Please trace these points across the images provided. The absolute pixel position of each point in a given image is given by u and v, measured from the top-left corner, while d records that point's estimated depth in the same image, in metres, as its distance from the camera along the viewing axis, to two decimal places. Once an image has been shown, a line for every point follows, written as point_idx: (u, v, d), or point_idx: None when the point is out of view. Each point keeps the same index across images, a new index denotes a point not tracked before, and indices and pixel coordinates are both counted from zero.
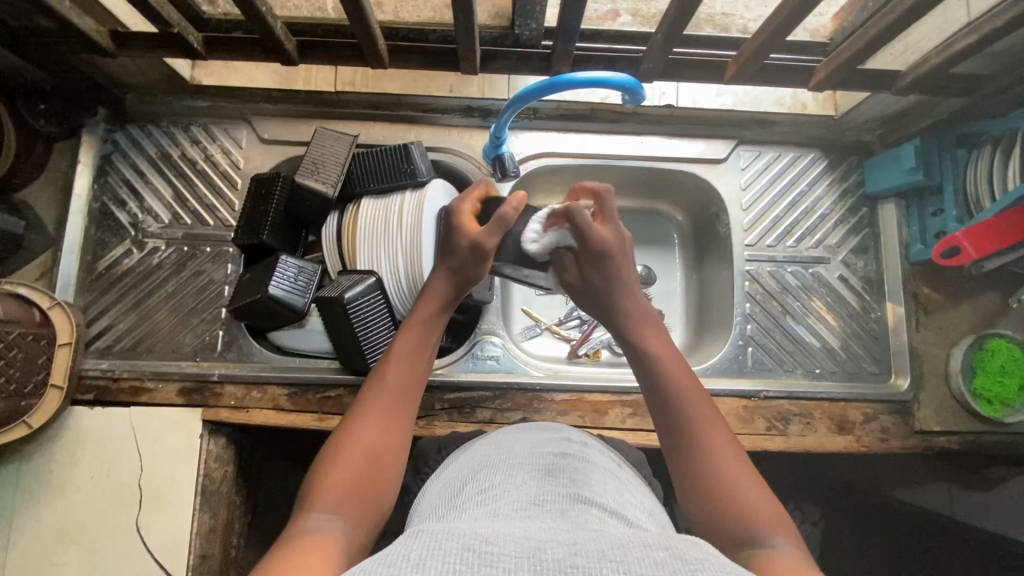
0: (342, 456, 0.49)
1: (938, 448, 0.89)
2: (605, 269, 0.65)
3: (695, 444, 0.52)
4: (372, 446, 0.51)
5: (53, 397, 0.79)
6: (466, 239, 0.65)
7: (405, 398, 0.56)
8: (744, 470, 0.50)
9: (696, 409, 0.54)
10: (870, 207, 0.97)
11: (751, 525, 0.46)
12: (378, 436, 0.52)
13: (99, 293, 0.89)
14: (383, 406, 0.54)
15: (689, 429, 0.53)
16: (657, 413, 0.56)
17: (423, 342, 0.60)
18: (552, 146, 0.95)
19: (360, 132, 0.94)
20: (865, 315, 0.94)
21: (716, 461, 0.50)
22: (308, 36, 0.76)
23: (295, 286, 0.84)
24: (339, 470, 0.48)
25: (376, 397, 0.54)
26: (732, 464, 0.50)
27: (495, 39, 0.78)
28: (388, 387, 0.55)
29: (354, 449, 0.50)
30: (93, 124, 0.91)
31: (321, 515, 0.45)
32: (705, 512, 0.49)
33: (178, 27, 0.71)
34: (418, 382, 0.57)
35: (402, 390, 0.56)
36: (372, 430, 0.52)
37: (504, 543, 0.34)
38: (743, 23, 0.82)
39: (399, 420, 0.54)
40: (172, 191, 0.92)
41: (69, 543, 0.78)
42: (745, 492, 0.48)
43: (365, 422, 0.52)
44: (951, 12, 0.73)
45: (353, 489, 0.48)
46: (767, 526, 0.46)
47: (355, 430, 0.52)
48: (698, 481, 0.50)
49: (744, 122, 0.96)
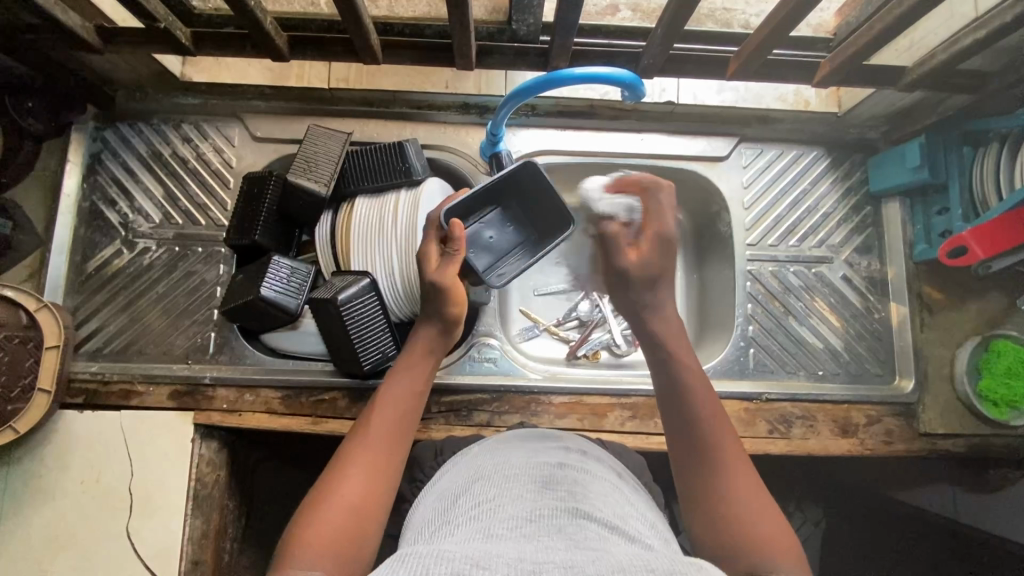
0: (324, 509, 0.47)
1: (942, 451, 0.87)
2: (666, 257, 0.63)
3: (706, 463, 0.51)
4: (357, 492, 0.49)
5: (41, 401, 0.78)
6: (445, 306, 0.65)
7: (394, 447, 0.54)
8: (753, 491, 0.49)
9: (711, 426, 0.53)
10: (873, 205, 0.96)
11: (759, 551, 0.45)
12: (365, 485, 0.50)
13: (89, 294, 0.88)
14: (370, 452, 0.52)
15: (703, 444, 0.52)
16: (670, 423, 0.55)
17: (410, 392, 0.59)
18: (551, 144, 0.93)
19: (354, 129, 0.92)
20: (869, 315, 0.93)
21: (727, 482, 0.49)
22: (301, 31, 0.75)
23: (287, 287, 0.82)
24: (321, 523, 0.46)
25: (364, 445, 0.53)
26: (743, 486, 0.49)
27: (492, 35, 0.76)
28: (370, 436, 0.54)
29: (341, 500, 0.48)
30: (82, 122, 0.90)
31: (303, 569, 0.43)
32: (710, 535, 0.48)
33: (164, 23, 0.69)
34: (407, 429, 0.56)
35: (390, 438, 0.54)
36: (355, 478, 0.50)
37: (496, 567, 0.32)
38: (744, 18, 0.79)
39: (385, 469, 0.52)
40: (163, 190, 0.91)
41: (59, 550, 0.77)
42: (753, 515, 0.47)
43: (351, 468, 0.51)
44: (958, 8, 0.71)
45: (337, 542, 0.45)
46: (774, 552, 0.45)
47: (341, 478, 0.50)
48: (707, 503, 0.49)
49: (746, 120, 0.95)
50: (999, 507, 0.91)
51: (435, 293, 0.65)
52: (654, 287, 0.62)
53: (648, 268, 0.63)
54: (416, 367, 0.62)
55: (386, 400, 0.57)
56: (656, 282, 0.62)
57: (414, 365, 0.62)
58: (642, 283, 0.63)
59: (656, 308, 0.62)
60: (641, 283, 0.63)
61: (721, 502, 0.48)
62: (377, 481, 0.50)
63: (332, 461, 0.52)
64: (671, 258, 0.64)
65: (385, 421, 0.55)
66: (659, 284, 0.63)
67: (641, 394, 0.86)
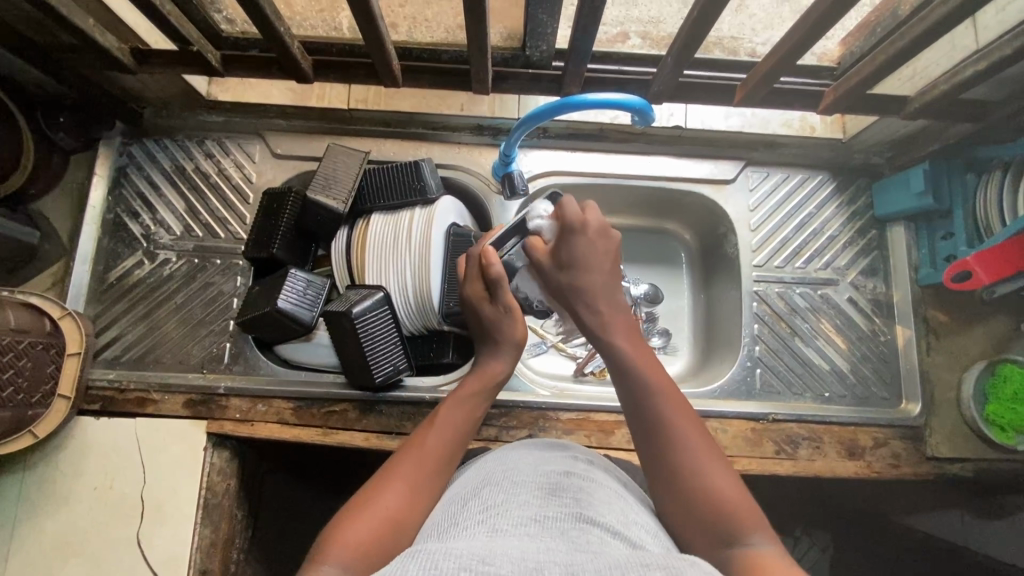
0: (365, 514, 0.48)
1: (950, 475, 0.87)
2: (572, 245, 0.65)
3: (657, 431, 0.54)
4: (397, 505, 0.50)
5: (61, 406, 0.80)
6: (515, 328, 0.69)
7: (438, 471, 0.55)
8: (710, 454, 0.52)
9: (669, 411, 0.54)
10: (879, 229, 0.97)
11: (719, 513, 0.47)
12: (407, 499, 0.51)
13: (110, 303, 0.90)
14: (415, 472, 0.53)
15: (662, 428, 0.54)
16: (622, 396, 0.58)
17: (458, 423, 0.61)
18: (561, 164, 0.96)
19: (371, 148, 0.95)
20: (875, 338, 0.94)
21: (685, 446, 0.52)
22: (323, 54, 0.78)
23: (303, 299, 0.84)
24: (360, 524, 0.47)
25: (411, 461, 0.55)
26: (702, 452, 0.52)
27: (506, 60, 0.79)
28: (416, 456, 0.55)
29: (383, 508, 0.49)
30: (110, 137, 0.93)
31: (336, 567, 0.44)
32: (677, 508, 0.50)
33: (196, 46, 0.73)
34: (453, 459, 0.57)
35: (436, 460, 0.55)
36: (397, 491, 0.51)
37: (501, 564, 0.34)
38: (751, 47, 0.81)
39: (427, 487, 0.53)
40: (185, 204, 0.93)
41: (70, 555, 0.77)
42: (708, 475, 0.50)
43: (393, 483, 0.52)
44: (959, 40, 0.74)
45: (371, 543, 0.46)
46: (746, 523, 0.46)
47: (385, 490, 0.51)
48: (666, 472, 0.52)
49: (753, 144, 0.97)
50: (1006, 533, 0.91)
51: (506, 317, 0.69)
52: (577, 270, 0.65)
53: (561, 259, 0.66)
54: (472, 399, 0.64)
55: (442, 423, 0.59)
56: (575, 268, 0.65)
57: (475, 394, 0.65)
58: (559, 275, 0.66)
59: (584, 291, 0.64)
60: (555, 275, 0.66)
61: (693, 485, 0.50)
62: (419, 497, 0.51)
63: (376, 474, 0.54)
64: (589, 246, 0.65)
65: (434, 444, 0.57)
66: (584, 269, 0.65)
67: None
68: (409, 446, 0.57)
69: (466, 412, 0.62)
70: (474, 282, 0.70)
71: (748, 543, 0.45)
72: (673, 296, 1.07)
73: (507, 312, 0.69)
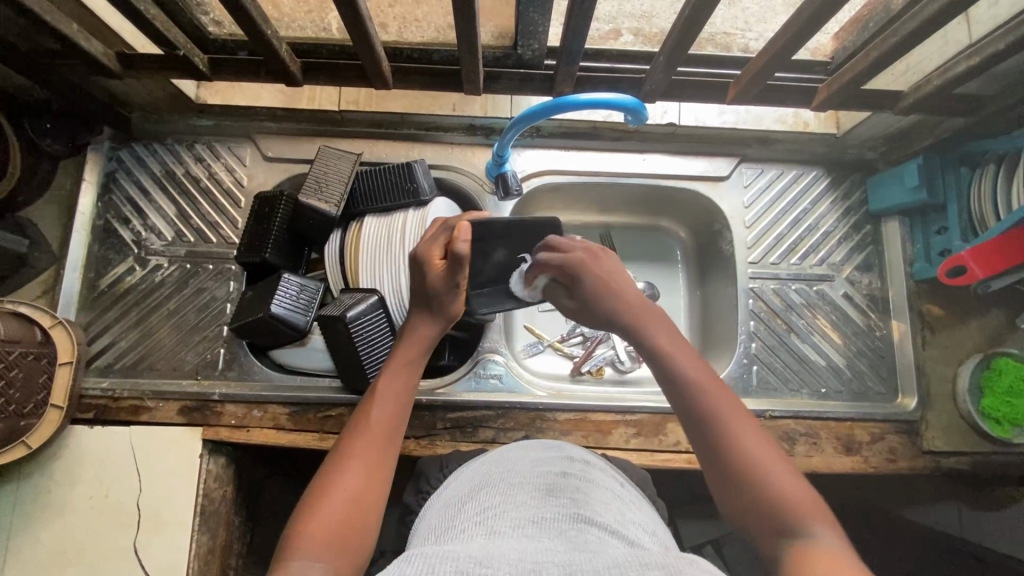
0: (325, 506, 0.48)
1: (946, 468, 0.87)
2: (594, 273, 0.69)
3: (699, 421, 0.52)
4: (354, 488, 0.50)
5: (53, 417, 0.79)
6: (452, 303, 0.67)
7: (388, 445, 0.55)
8: (759, 443, 0.49)
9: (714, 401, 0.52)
10: (873, 224, 0.97)
11: (778, 510, 0.46)
12: (362, 479, 0.51)
13: (101, 311, 0.89)
14: (365, 451, 0.53)
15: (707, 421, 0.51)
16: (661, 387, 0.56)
17: (401, 389, 0.59)
18: (555, 164, 0.95)
19: (364, 149, 0.94)
20: (870, 333, 0.94)
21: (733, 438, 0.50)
22: (313, 55, 0.77)
23: (296, 304, 0.83)
24: (322, 517, 0.47)
25: (359, 440, 0.54)
26: (751, 444, 0.49)
27: (498, 59, 0.79)
28: (362, 435, 0.54)
29: (338, 493, 0.49)
30: (98, 143, 0.92)
31: (305, 562, 0.43)
32: (735, 502, 0.48)
33: (183, 50, 0.72)
34: (399, 427, 0.57)
35: (382, 437, 0.55)
36: (351, 475, 0.50)
37: (499, 566, 0.34)
38: (744, 43, 0.80)
39: (382, 463, 0.53)
40: (176, 209, 0.93)
41: (67, 564, 0.77)
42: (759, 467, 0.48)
43: (345, 469, 0.51)
44: (952, 34, 0.74)
45: (337, 535, 0.46)
46: (803, 514, 0.45)
47: (336, 478, 0.50)
48: (716, 464, 0.50)
49: (747, 141, 0.97)
50: None
51: (451, 292, 0.66)
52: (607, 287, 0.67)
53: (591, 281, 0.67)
54: (410, 364, 0.62)
55: (381, 398, 0.57)
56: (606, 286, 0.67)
57: (414, 359, 0.63)
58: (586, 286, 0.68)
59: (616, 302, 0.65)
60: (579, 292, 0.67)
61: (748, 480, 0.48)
62: (374, 476, 0.51)
63: (327, 458, 0.53)
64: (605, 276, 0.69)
65: (378, 421, 0.55)
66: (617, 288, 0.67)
67: (646, 411, 0.87)
68: (354, 423, 0.56)
69: (407, 377, 0.61)
70: (434, 248, 0.68)
71: (809, 536, 0.44)
72: (669, 294, 1.07)
73: (451, 286, 0.66)
